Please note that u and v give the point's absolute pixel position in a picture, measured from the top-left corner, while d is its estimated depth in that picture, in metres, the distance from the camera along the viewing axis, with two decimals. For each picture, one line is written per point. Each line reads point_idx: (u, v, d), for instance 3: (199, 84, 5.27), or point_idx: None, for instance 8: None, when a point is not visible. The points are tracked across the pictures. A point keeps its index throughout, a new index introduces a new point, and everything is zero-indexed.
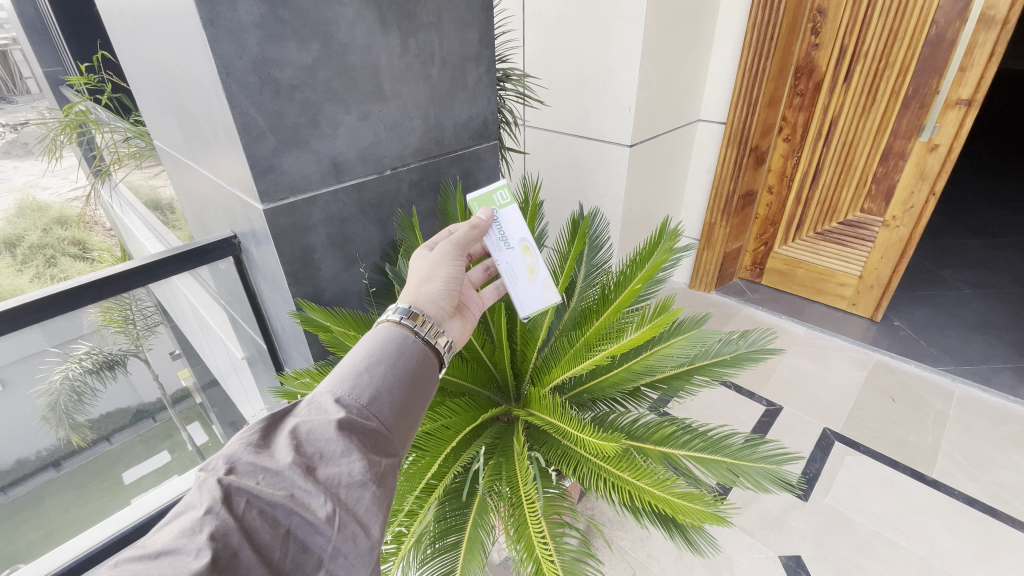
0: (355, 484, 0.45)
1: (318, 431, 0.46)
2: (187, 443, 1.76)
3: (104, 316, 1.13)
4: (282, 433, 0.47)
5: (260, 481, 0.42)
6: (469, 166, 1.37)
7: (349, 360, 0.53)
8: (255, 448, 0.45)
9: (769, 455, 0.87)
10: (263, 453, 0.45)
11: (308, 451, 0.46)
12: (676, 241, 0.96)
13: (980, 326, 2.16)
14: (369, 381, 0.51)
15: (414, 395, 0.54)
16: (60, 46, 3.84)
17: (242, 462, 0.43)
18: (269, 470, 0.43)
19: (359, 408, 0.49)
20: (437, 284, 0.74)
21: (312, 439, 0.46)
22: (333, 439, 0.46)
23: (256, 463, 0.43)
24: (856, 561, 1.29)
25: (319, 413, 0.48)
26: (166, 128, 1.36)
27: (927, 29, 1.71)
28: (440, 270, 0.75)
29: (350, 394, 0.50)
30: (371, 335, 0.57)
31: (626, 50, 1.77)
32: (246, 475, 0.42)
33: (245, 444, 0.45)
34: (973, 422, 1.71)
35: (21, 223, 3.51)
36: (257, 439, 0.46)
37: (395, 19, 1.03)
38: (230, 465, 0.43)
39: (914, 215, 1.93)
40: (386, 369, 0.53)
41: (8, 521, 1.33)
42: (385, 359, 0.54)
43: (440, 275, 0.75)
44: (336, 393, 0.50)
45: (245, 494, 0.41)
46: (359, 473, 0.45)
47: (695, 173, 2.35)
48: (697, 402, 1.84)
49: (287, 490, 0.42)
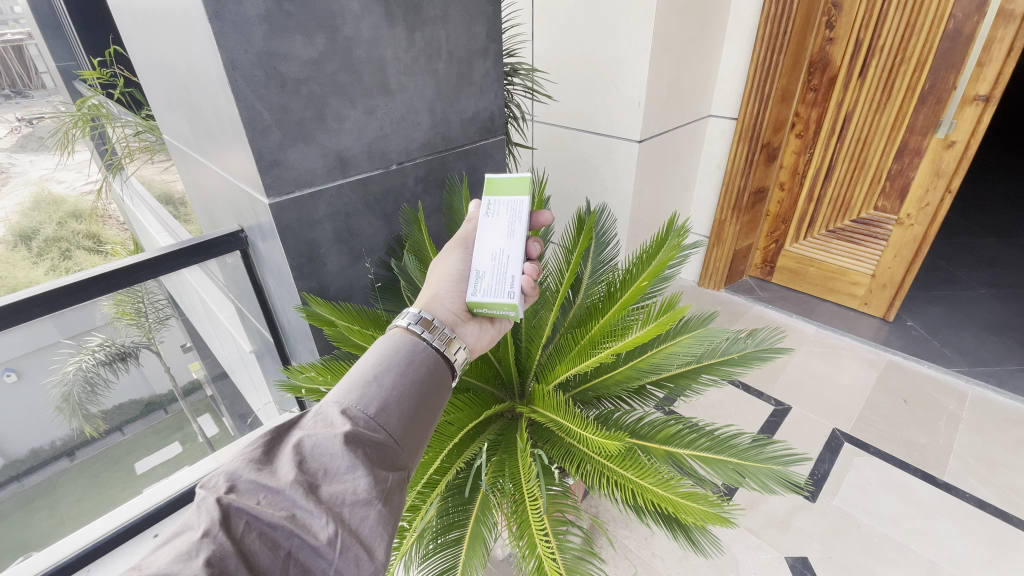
0: (359, 503, 0.44)
1: (324, 445, 0.46)
2: (198, 435, 1.68)
3: (117, 308, 1.16)
4: (286, 447, 0.47)
5: (260, 501, 0.42)
6: (475, 161, 1.36)
7: (359, 369, 0.53)
8: (257, 464, 0.45)
9: (776, 456, 0.86)
10: (266, 469, 0.44)
11: (311, 467, 0.45)
12: (685, 237, 0.93)
13: (995, 327, 2.12)
14: (377, 391, 0.51)
15: (423, 404, 0.54)
16: (75, 41, 3.90)
17: (243, 479, 0.43)
18: (271, 489, 0.43)
19: (367, 420, 0.49)
20: (448, 286, 0.75)
21: (316, 455, 0.46)
22: (338, 454, 0.45)
23: (258, 481, 0.43)
24: (864, 564, 1.28)
25: (325, 425, 0.48)
26: (175, 122, 1.37)
27: (944, 23, 1.67)
28: (448, 270, 0.76)
29: (357, 404, 0.50)
30: (381, 343, 0.57)
31: (637, 44, 1.75)
32: (247, 494, 0.42)
33: (246, 459, 0.45)
34: (986, 423, 1.68)
35: (36, 216, 3.57)
36: (260, 454, 0.46)
37: (401, 12, 1.03)
38: (231, 483, 0.42)
39: (929, 213, 1.89)
40: (395, 377, 0.53)
41: (23, 509, 1.40)
42: (395, 367, 0.53)
43: (449, 275, 0.76)
44: (343, 403, 0.49)
45: (244, 515, 0.41)
46: (363, 490, 0.44)
47: (705, 170, 2.32)
48: (705, 401, 1.82)
49: (288, 510, 0.42)
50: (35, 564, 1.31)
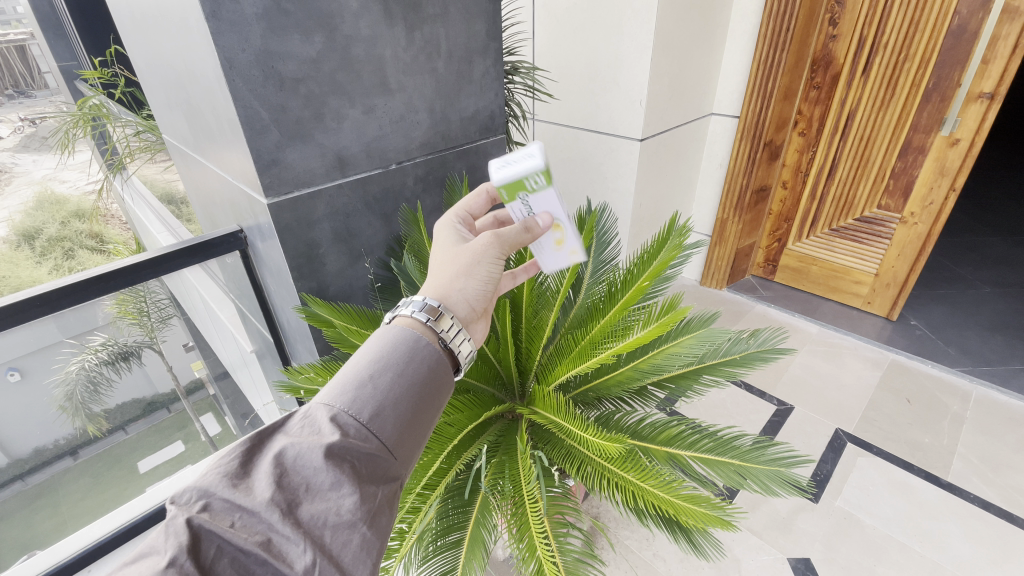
0: (342, 525, 0.43)
1: (308, 458, 0.45)
2: (200, 435, 1.68)
3: (119, 308, 1.16)
4: (267, 457, 0.46)
5: (234, 523, 0.41)
6: (475, 160, 1.35)
7: (354, 367, 0.51)
8: (232, 479, 0.43)
9: (778, 458, 0.86)
10: (242, 485, 0.43)
11: (291, 483, 0.44)
12: (686, 237, 0.92)
13: (1000, 326, 2.10)
14: (372, 395, 0.50)
15: (419, 409, 0.53)
16: (76, 40, 3.91)
17: (217, 498, 0.42)
18: (246, 509, 0.41)
19: (357, 428, 0.48)
20: (474, 283, 0.71)
21: (298, 467, 0.45)
22: (322, 469, 0.44)
23: (232, 500, 0.42)
24: (867, 565, 1.27)
25: (312, 433, 0.47)
26: (174, 122, 1.36)
27: (949, 20, 1.66)
28: (478, 268, 0.71)
29: (347, 410, 0.48)
30: (378, 337, 0.55)
31: (638, 41, 1.73)
32: (221, 514, 0.41)
33: (221, 474, 0.43)
34: (990, 423, 1.66)
35: (39, 215, 3.55)
36: (237, 467, 0.44)
37: (400, 10, 1.02)
38: (204, 501, 0.41)
39: (934, 211, 1.87)
40: (392, 377, 0.51)
41: (26, 507, 1.41)
42: (392, 366, 0.52)
43: (479, 274, 0.71)
44: (333, 408, 0.48)
45: (216, 539, 0.40)
46: (348, 511, 0.44)
47: (706, 168, 2.30)
48: (707, 402, 1.82)
49: (264, 535, 0.41)
50: (36, 564, 1.29)
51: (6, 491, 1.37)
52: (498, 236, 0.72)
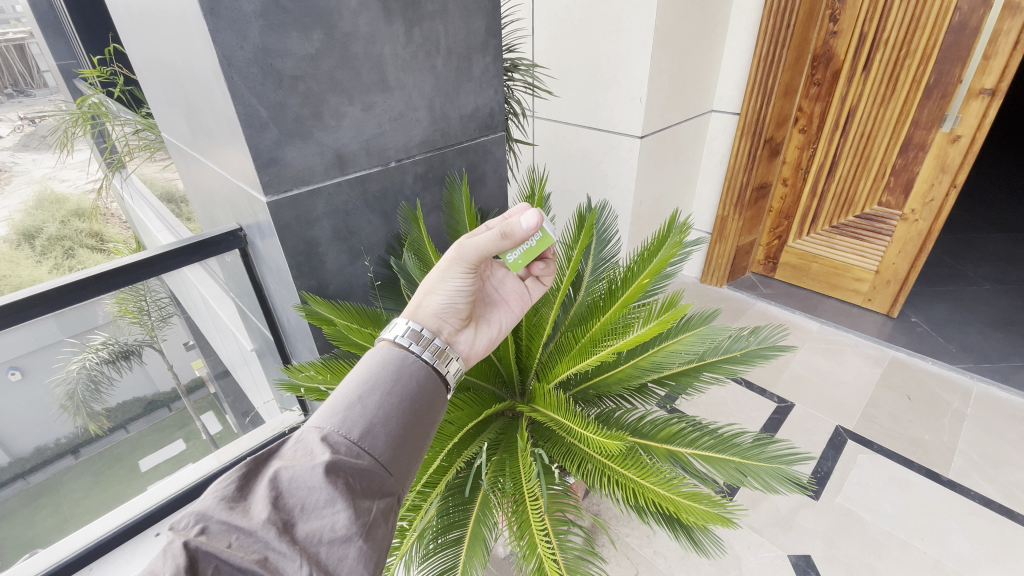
0: (337, 540, 0.43)
1: (302, 478, 0.45)
2: (201, 433, 1.63)
3: (120, 307, 1.16)
4: (262, 480, 0.46)
5: (232, 543, 0.41)
6: (475, 158, 1.35)
7: (343, 389, 0.52)
8: (230, 502, 0.43)
9: (780, 455, 0.86)
10: (238, 507, 0.43)
11: (287, 504, 0.44)
12: (686, 235, 0.91)
13: (1001, 323, 2.09)
14: (361, 414, 0.50)
15: (411, 424, 0.53)
16: (76, 39, 3.89)
17: (214, 521, 0.42)
18: (243, 530, 0.41)
19: (349, 446, 0.48)
20: (440, 298, 0.72)
21: (293, 489, 0.45)
22: (316, 487, 0.45)
23: (229, 521, 0.42)
24: (867, 562, 1.27)
25: (305, 455, 0.47)
26: (173, 120, 1.36)
27: (950, 16, 1.65)
28: (446, 282, 0.72)
29: (338, 430, 0.49)
30: (366, 359, 0.56)
31: (638, 37, 1.73)
32: (218, 536, 0.41)
33: (218, 498, 0.43)
34: (991, 420, 1.66)
35: (39, 214, 3.56)
36: (234, 491, 0.45)
37: (399, 7, 1.02)
38: (202, 525, 0.41)
39: (934, 208, 1.88)
40: (381, 397, 0.52)
41: (28, 506, 1.38)
42: (381, 386, 0.53)
43: (445, 287, 0.72)
44: (323, 430, 0.48)
45: (213, 559, 0.39)
46: (342, 526, 0.43)
47: (707, 165, 2.30)
48: (708, 399, 1.82)
49: (261, 553, 0.41)
50: (37, 562, 1.28)
51: (5, 491, 1.35)
52: (459, 253, 0.71)
